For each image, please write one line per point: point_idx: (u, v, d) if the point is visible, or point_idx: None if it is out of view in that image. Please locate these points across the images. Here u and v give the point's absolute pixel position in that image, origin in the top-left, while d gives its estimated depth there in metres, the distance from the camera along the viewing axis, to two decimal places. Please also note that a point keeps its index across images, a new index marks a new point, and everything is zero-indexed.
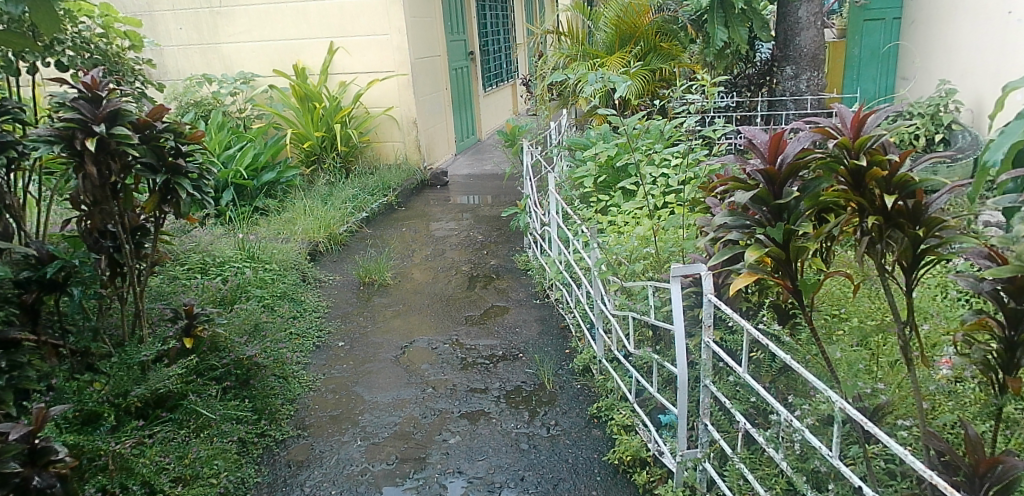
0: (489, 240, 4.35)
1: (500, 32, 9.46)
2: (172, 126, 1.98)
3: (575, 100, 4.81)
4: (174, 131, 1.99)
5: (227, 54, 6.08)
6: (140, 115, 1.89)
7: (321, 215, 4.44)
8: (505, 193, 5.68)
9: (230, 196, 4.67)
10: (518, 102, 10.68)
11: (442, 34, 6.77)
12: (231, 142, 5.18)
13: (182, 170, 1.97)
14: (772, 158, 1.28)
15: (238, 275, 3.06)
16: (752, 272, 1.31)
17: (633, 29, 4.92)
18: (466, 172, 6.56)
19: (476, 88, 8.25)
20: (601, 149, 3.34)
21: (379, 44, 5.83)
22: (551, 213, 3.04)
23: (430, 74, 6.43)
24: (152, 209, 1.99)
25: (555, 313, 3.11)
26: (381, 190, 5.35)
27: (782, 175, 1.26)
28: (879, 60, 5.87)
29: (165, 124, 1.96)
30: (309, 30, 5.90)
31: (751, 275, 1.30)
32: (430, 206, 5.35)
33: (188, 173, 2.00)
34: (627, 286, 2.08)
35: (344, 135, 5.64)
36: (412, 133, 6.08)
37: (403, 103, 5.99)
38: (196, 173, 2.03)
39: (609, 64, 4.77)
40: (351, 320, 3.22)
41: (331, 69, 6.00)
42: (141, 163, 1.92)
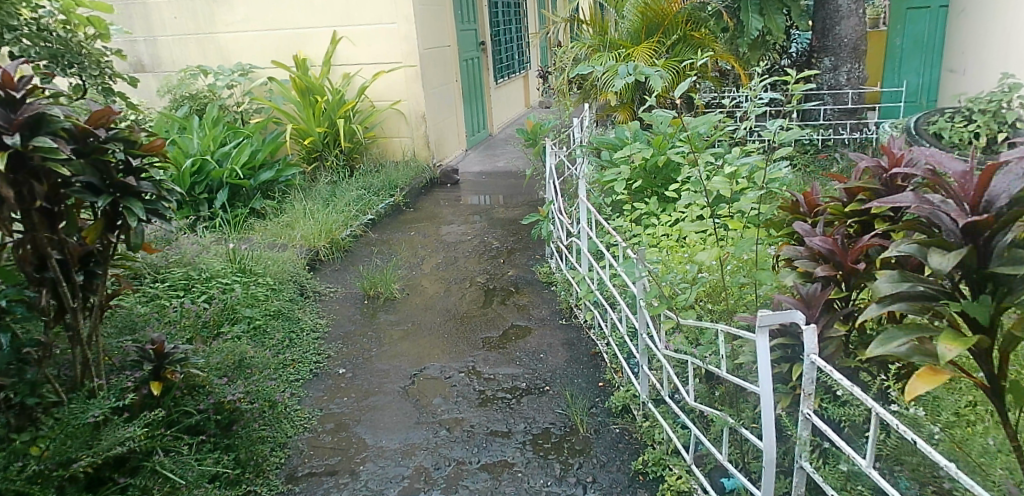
0: (504, 247, 4.00)
1: (512, 22, 9.07)
2: (123, 134, 1.67)
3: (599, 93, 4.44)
4: (125, 140, 1.68)
5: (225, 44, 5.73)
6: (79, 121, 1.59)
7: (322, 218, 4.09)
8: (520, 193, 5.33)
9: (224, 197, 4.33)
10: (530, 95, 10.29)
11: (452, 23, 6.40)
12: (227, 138, 4.82)
13: (133, 190, 1.67)
14: (977, 202, 1.10)
15: (226, 293, 2.71)
16: (937, 367, 1.08)
17: (661, 17, 4.50)
18: (477, 169, 6.19)
19: (487, 80, 7.88)
20: (634, 150, 2.99)
21: (385, 33, 5.47)
22: (582, 224, 2.69)
23: (439, 66, 6.07)
24: (96, 237, 1.69)
25: (584, 337, 2.76)
26: (388, 189, 5.00)
27: (997, 225, 1.08)
28: (923, 51, 5.51)
29: (113, 131, 1.66)
30: (310, 18, 5.53)
31: (939, 366, 1.09)
32: (439, 207, 5.00)
33: (141, 193, 1.70)
34: (686, 324, 1.72)
35: (348, 131, 5.29)
36: (421, 128, 5.72)
37: (411, 96, 5.63)
38: (152, 193, 1.72)
39: (635, 55, 4.39)
40: (354, 341, 2.87)
41: (334, 60, 5.64)
42: (82, 183, 1.62)
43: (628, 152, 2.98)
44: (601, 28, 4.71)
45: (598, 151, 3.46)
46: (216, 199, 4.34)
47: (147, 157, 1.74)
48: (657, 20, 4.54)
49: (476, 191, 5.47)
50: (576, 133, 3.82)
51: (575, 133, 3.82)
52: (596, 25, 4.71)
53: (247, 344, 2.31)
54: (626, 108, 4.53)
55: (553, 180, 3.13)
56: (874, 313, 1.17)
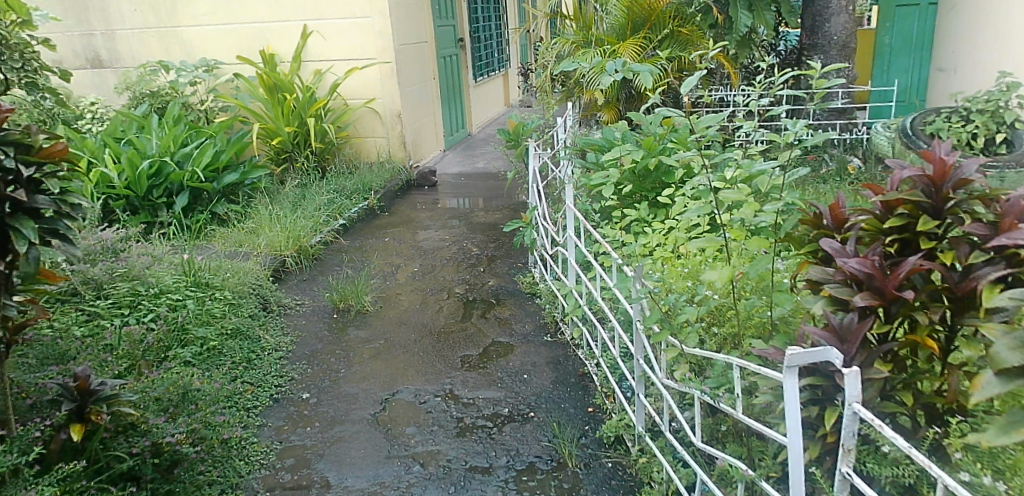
0: (485, 255, 3.78)
1: (492, 19, 8.84)
2: (14, 138, 1.62)
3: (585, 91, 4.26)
4: (17, 147, 1.64)
5: (188, 38, 5.42)
6: None
7: (289, 222, 3.83)
8: (501, 195, 5.11)
9: (185, 201, 4.05)
10: (511, 93, 10.08)
11: (429, 18, 6.15)
12: (189, 138, 4.54)
13: (27, 203, 1.62)
14: None
15: (178, 310, 2.45)
16: None
17: (649, 12, 4.29)
18: (456, 170, 5.96)
19: (466, 78, 7.64)
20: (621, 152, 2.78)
21: (359, 28, 5.21)
22: (569, 232, 2.47)
23: (416, 63, 5.82)
24: None
25: (570, 356, 2.54)
26: (361, 192, 4.75)
27: None
28: (913, 49, 5.34)
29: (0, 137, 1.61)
30: (279, 12, 5.25)
31: None
32: (416, 211, 4.76)
33: (38, 207, 1.64)
34: (691, 353, 1.51)
35: (320, 131, 5.03)
36: (397, 127, 5.46)
37: (385, 94, 5.37)
38: (49, 206, 1.66)
39: (621, 52, 4.20)
40: (319, 361, 2.63)
41: (305, 56, 5.37)
42: None
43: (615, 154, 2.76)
44: (585, 23, 4.51)
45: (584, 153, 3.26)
46: (176, 203, 4.06)
47: (44, 164, 1.69)
48: (643, 15, 4.34)
49: (455, 193, 5.24)
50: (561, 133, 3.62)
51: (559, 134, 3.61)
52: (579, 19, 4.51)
53: (194, 372, 2.06)
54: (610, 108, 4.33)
55: (538, 183, 2.91)
56: (988, 390, 0.93)
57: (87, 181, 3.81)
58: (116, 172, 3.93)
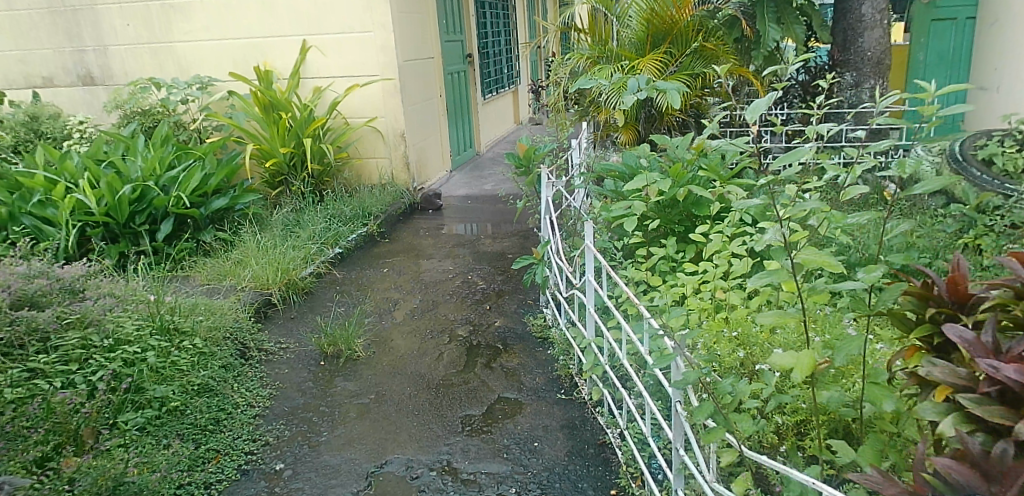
0: (491, 290, 3.45)
1: (502, 34, 8.58)
2: None
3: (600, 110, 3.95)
4: None
5: (182, 54, 5.16)
6: None
7: (279, 253, 3.52)
8: (509, 220, 4.78)
9: (168, 229, 3.76)
10: (520, 110, 9.79)
11: (436, 33, 5.87)
12: (177, 160, 4.25)
13: None
14: None
15: (137, 364, 2.14)
16: None
17: (668, 25, 3.99)
18: (463, 192, 5.64)
19: (475, 95, 7.36)
20: (645, 182, 2.45)
21: (359, 43, 4.93)
22: (587, 276, 2.13)
23: (421, 79, 5.53)
24: None
25: (588, 419, 2.19)
26: (360, 218, 4.43)
27: None
28: (949, 67, 4.99)
29: None
30: (277, 26, 4.99)
31: None
32: (419, 237, 4.43)
33: None
34: (752, 458, 1.16)
35: (318, 151, 4.73)
36: (400, 148, 5.15)
37: (388, 112, 5.07)
38: None
39: (640, 69, 3.90)
40: (299, 421, 2.30)
41: (303, 73, 5.10)
42: None
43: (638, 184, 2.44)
44: (601, 38, 4.20)
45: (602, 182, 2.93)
46: (159, 230, 3.76)
47: None
48: (663, 28, 4.02)
49: (461, 217, 4.92)
50: (577, 159, 3.29)
51: (575, 159, 3.29)
52: (595, 34, 4.21)
53: (134, 458, 1.85)
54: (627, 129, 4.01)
55: (552, 217, 2.58)
56: None
57: (62, 207, 3.52)
58: (96, 197, 3.62)
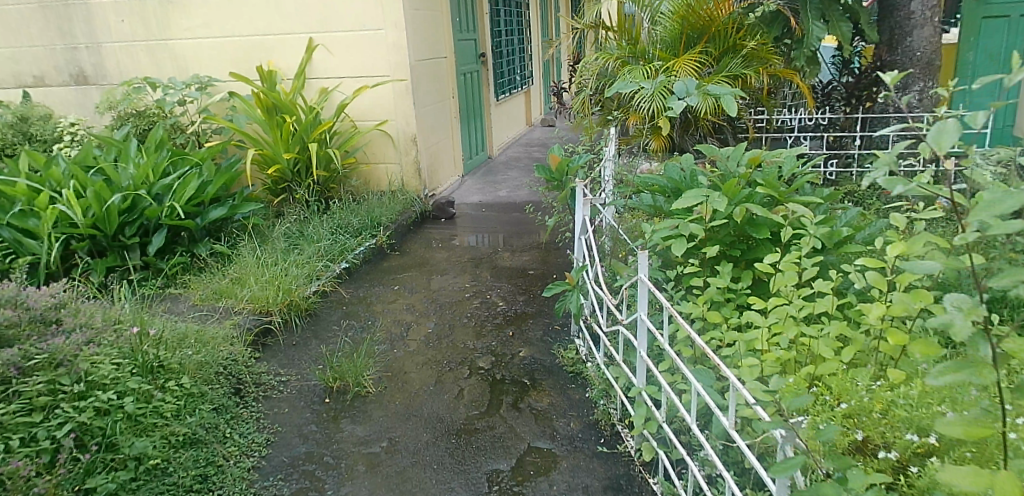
0: (513, 313, 3.13)
1: (515, 34, 8.27)
2: None
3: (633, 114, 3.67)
4: None
5: (181, 52, 4.87)
6: None
7: (281, 270, 3.21)
8: (528, 232, 4.46)
9: (161, 242, 3.46)
10: (532, 112, 9.47)
11: (449, 31, 5.57)
12: (173, 166, 3.95)
13: None
14: None
15: (112, 419, 1.84)
16: None
17: (707, 23, 3.69)
18: (477, 199, 5.33)
19: (487, 96, 7.05)
20: (700, 198, 2.17)
21: (370, 41, 4.63)
22: (639, 313, 1.82)
23: (433, 80, 5.23)
24: None
25: (636, 479, 1.88)
26: (369, 229, 4.13)
27: None
28: (1001, 69, 4.69)
29: None
30: (282, 23, 4.68)
31: None
32: (432, 250, 4.13)
33: None
34: None
35: (324, 157, 4.43)
36: (411, 153, 4.85)
37: (399, 114, 4.76)
38: None
39: (675, 70, 3.58)
40: (300, 477, 1.99)
41: (309, 73, 4.79)
42: None
43: (690, 201, 2.16)
44: (630, 36, 3.88)
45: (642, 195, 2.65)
46: (151, 244, 3.47)
47: None
48: (700, 26, 3.72)
49: (475, 227, 4.61)
50: (607, 168, 2.97)
51: (606, 169, 2.97)
52: (623, 31, 3.89)
53: None
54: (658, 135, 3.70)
55: (590, 238, 2.27)
56: None
57: (44, 219, 3.22)
58: (82, 208, 3.33)
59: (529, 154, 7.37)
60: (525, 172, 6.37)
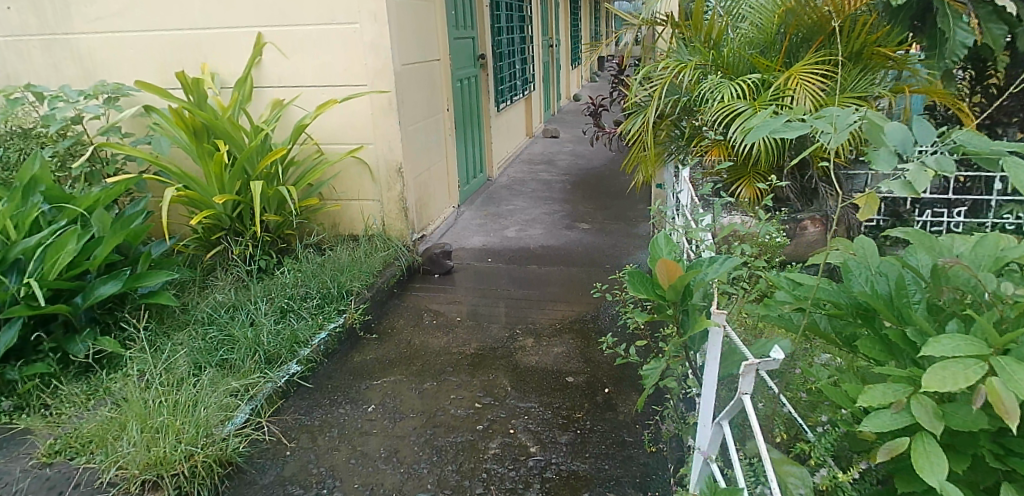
0: (553, 476, 1.97)
1: (516, 32, 7.11)
2: None
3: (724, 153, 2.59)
4: None
5: (87, 51, 3.67)
6: None
7: (184, 403, 2.05)
8: (553, 300, 3.29)
9: (11, 340, 2.25)
10: (532, 122, 8.29)
11: (444, 28, 4.40)
12: (55, 214, 2.76)
13: None
14: None
15: None
16: None
17: (823, 23, 2.55)
18: (481, 244, 4.16)
19: (486, 107, 5.89)
20: (974, 363, 1.15)
21: (342, 40, 3.46)
22: None
23: (425, 90, 4.06)
24: None
25: None
26: (335, 302, 2.96)
27: None
28: None
29: None
30: (223, 14, 3.50)
31: None
32: (423, 332, 2.95)
33: None
34: None
35: (274, 197, 3.25)
36: (396, 187, 3.67)
37: (380, 136, 3.59)
38: None
39: (792, 92, 2.44)
40: None
41: (261, 81, 3.61)
42: None
43: (961, 378, 1.11)
44: (705, 38, 2.77)
45: (781, 301, 1.59)
46: None
47: None
48: (815, 22, 2.56)
49: (481, 290, 3.44)
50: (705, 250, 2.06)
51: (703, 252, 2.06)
52: (695, 30, 2.77)
53: None
54: (751, 182, 2.62)
55: (761, 449, 1.12)
56: None
57: None
58: None
59: (535, 175, 6.19)
60: (534, 201, 5.20)
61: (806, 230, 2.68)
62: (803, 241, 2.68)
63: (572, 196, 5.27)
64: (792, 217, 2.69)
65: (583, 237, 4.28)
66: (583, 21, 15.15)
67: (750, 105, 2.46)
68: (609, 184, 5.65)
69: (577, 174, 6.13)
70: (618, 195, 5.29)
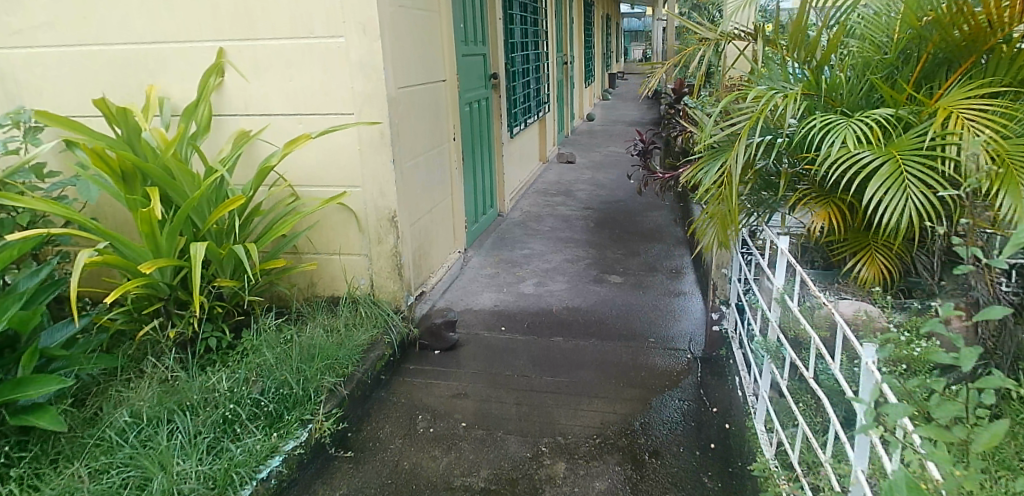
0: None
1: (531, 47, 6.41)
2: None
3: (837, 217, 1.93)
4: None
5: (10, 71, 2.97)
6: None
7: None
8: (585, 392, 2.55)
9: None
10: (546, 146, 7.57)
11: (451, 43, 3.69)
12: None
13: None
14: None
15: None
16: None
17: (975, 42, 1.82)
18: (492, 305, 3.42)
19: (498, 132, 5.17)
20: None
21: (321, 58, 2.74)
22: None
23: (427, 117, 3.35)
24: None
25: None
26: (300, 405, 2.24)
27: None
28: None
29: None
30: (173, 25, 2.79)
31: None
32: (416, 448, 2.21)
33: None
34: None
35: (229, 258, 2.52)
36: (387, 239, 2.92)
37: (368, 176, 2.86)
38: None
39: (956, 136, 1.71)
40: None
41: (221, 108, 2.89)
42: None
43: None
44: (809, 58, 2.03)
45: None
46: None
47: None
48: (967, 40, 1.83)
49: (493, 376, 2.69)
50: (867, 375, 1.29)
51: (866, 383, 1.29)
52: (793, 47, 2.04)
53: None
54: (874, 258, 1.94)
55: None
56: None
57: None
58: None
59: (552, 209, 5.45)
60: (553, 243, 4.46)
61: (947, 324, 1.95)
62: (945, 341, 1.96)
63: (596, 239, 4.53)
64: (928, 307, 1.98)
65: (616, 293, 3.54)
66: (596, 36, 14.48)
67: (884, 156, 1.76)
68: (637, 222, 4.91)
69: (600, 208, 5.39)
70: (650, 237, 4.55)
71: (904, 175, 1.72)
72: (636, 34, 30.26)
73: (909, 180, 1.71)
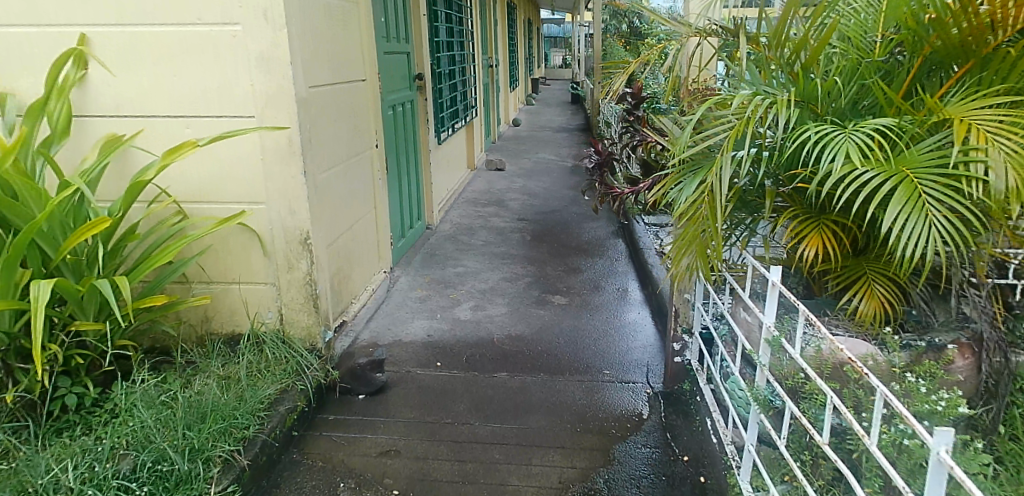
0: None
1: (457, 49, 6.04)
2: None
3: (830, 244, 1.67)
4: None
5: None
6: None
7: None
8: (537, 443, 2.19)
9: None
10: (474, 153, 7.22)
11: (371, 39, 3.26)
12: None
13: None
14: None
15: None
16: None
17: (982, 44, 1.56)
18: (424, 334, 3.02)
19: (425, 138, 4.76)
20: None
21: (214, 50, 2.30)
22: None
23: (343, 121, 2.91)
24: None
25: None
26: (185, 485, 1.77)
27: None
28: None
29: None
30: (27, 9, 2.29)
31: None
32: None
33: None
34: None
35: (94, 295, 2.03)
36: (300, 265, 2.47)
37: (274, 191, 2.40)
38: None
39: (979, 157, 1.45)
40: None
41: (90, 109, 2.38)
42: None
43: None
44: (793, 60, 1.73)
45: None
46: None
47: None
48: (972, 39, 1.55)
49: (428, 424, 2.30)
50: (938, 468, 0.98)
51: (935, 478, 0.99)
52: (776, 46, 1.73)
53: None
54: (873, 290, 1.67)
55: None
56: None
57: None
58: None
59: (484, 220, 5.09)
60: (488, 259, 4.10)
61: (954, 365, 1.70)
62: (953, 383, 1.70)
63: (534, 254, 4.20)
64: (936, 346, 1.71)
65: (561, 317, 3.21)
66: (519, 41, 14.21)
67: (894, 177, 1.47)
68: (576, 235, 4.61)
69: (536, 219, 5.07)
70: (591, 251, 4.25)
71: (923, 199, 1.43)
72: (557, 40, 30.41)
73: (930, 205, 1.42)
